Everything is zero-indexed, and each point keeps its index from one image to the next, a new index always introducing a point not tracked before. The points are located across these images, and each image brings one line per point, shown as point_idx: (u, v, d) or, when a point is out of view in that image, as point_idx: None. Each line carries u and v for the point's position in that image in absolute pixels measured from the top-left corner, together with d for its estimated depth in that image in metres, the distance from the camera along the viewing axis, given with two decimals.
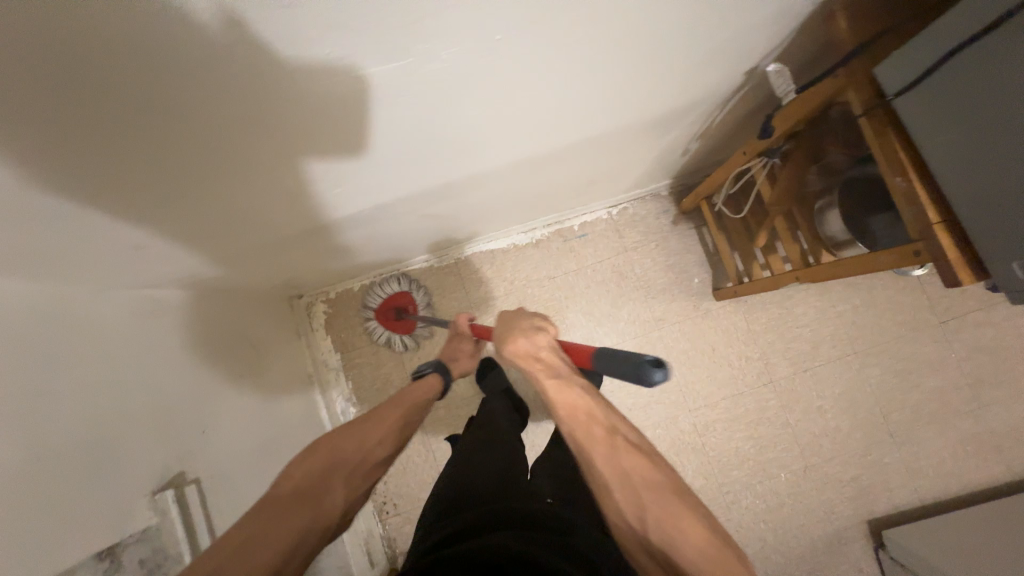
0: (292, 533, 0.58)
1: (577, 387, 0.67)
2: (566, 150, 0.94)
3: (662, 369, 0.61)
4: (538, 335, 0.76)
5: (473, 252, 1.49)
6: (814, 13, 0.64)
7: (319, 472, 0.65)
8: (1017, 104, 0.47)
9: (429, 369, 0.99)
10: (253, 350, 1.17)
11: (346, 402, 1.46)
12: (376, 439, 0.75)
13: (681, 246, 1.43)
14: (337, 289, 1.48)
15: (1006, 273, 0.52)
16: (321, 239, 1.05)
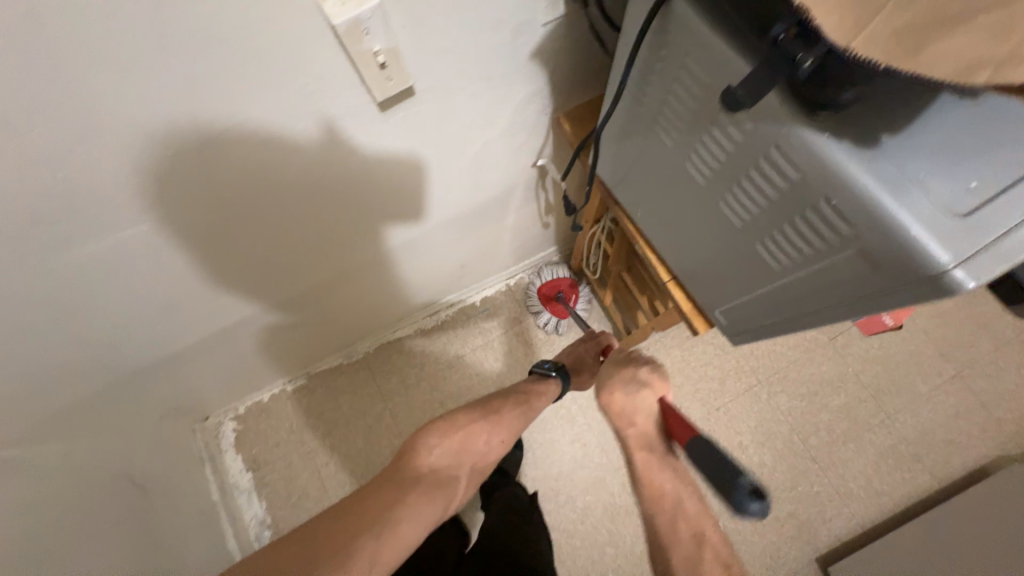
0: (442, 507, 0.72)
1: (669, 472, 0.73)
2: (497, 215, 1.04)
3: (758, 499, 0.56)
4: (640, 395, 0.82)
5: (382, 342, 1.51)
6: (549, 119, 0.79)
7: (455, 454, 0.78)
8: (650, 180, 0.57)
9: (554, 373, 1.01)
10: (138, 489, 1.08)
11: (262, 526, 1.37)
12: (499, 437, 0.85)
13: (577, 307, 1.51)
14: (246, 404, 1.45)
15: (718, 319, 0.62)
16: (307, 309, 1.10)
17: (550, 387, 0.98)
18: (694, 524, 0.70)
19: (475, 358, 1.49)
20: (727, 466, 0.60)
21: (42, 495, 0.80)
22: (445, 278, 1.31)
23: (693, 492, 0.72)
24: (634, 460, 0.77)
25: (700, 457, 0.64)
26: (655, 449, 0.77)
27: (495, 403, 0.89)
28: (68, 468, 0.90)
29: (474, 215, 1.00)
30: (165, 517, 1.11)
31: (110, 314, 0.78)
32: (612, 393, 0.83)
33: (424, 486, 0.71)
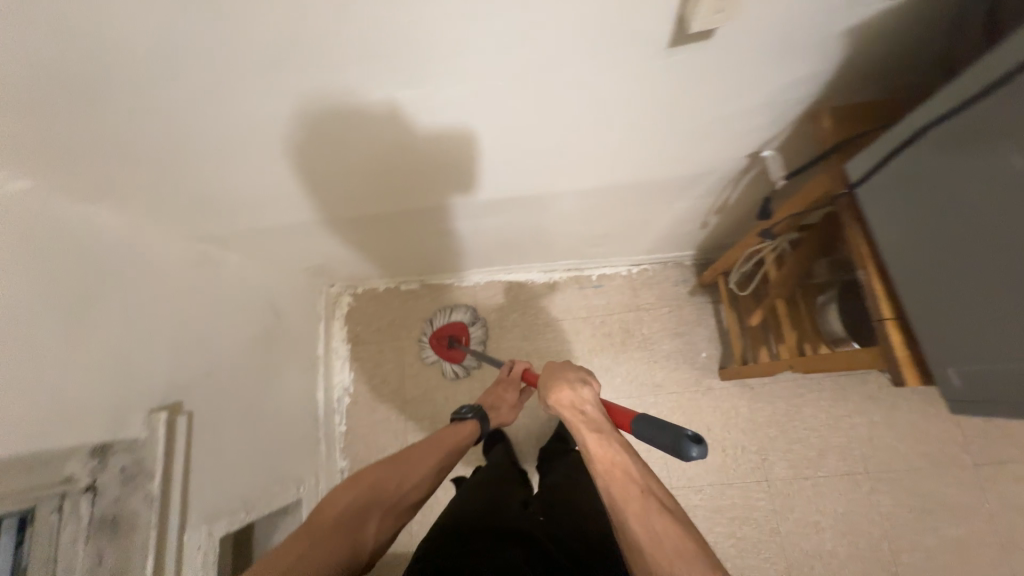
0: (341, 558, 0.68)
1: (615, 447, 0.72)
2: (670, 195, 0.98)
3: (699, 446, 0.64)
4: (584, 388, 0.80)
5: (493, 280, 1.56)
6: (804, 113, 0.68)
7: (362, 505, 0.75)
8: (948, 204, 0.51)
9: (470, 413, 1.00)
10: (273, 318, 1.28)
11: (344, 394, 1.53)
12: (411, 482, 0.83)
13: (694, 317, 1.44)
14: (365, 286, 1.61)
15: (947, 380, 0.57)
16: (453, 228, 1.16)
17: (459, 426, 0.97)
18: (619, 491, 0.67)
19: (572, 327, 1.49)
20: (669, 438, 0.67)
21: (180, 284, 0.97)
22: (581, 241, 1.29)
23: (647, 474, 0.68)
24: (582, 436, 0.75)
25: (644, 429, 0.70)
26: (603, 431, 0.75)
27: (402, 452, 0.87)
28: (226, 281, 1.10)
29: (648, 186, 0.93)
30: (281, 349, 1.30)
31: (296, 171, 0.82)
32: (557, 389, 0.80)
33: (322, 537, 0.69)
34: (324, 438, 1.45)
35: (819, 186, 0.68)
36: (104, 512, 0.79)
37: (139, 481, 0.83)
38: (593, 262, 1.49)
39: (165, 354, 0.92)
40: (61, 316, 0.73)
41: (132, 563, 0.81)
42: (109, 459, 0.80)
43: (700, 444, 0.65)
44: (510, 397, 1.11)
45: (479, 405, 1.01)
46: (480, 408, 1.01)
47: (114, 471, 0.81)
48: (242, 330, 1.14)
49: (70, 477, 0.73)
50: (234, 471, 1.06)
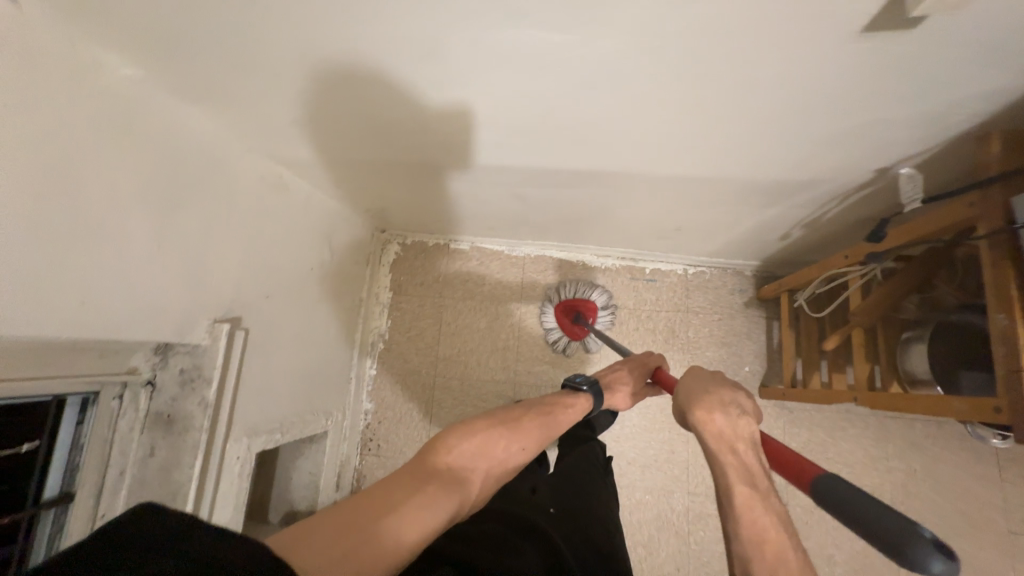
0: (438, 514, 0.57)
1: (776, 520, 0.51)
2: (764, 201, 0.92)
3: (941, 559, 0.40)
4: (743, 418, 0.63)
5: (544, 255, 1.53)
6: (963, 133, 0.63)
7: (476, 455, 0.66)
8: None
9: (586, 389, 0.93)
10: (327, 253, 1.28)
11: (379, 340, 1.54)
12: (518, 448, 0.73)
13: (744, 329, 1.40)
14: (415, 238, 1.59)
15: None
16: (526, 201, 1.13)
17: (570, 402, 0.89)
18: (769, 560, 0.48)
19: (616, 316, 1.46)
20: (886, 529, 0.43)
21: (252, 201, 0.96)
22: (649, 233, 1.24)
23: (788, 533, 0.50)
24: (731, 493, 0.54)
25: (829, 495, 0.49)
26: (758, 486, 0.55)
27: (512, 411, 0.77)
28: (292, 207, 1.10)
29: (746, 187, 0.88)
30: (329, 288, 1.30)
31: (398, 120, 0.79)
32: (707, 410, 0.64)
33: (432, 489, 0.58)
34: (353, 379, 1.47)
35: (978, 219, 0.63)
36: (158, 410, 0.85)
37: (194, 386, 0.86)
38: (651, 255, 1.44)
39: (232, 267, 0.92)
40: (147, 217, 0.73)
41: (179, 460, 0.83)
42: (171, 358, 0.86)
43: (948, 558, 0.41)
44: (625, 386, 0.99)
45: (597, 381, 0.94)
46: (598, 385, 0.93)
47: (174, 370, 0.86)
48: (300, 259, 1.15)
49: (133, 369, 0.83)
50: (275, 397, 1.08)
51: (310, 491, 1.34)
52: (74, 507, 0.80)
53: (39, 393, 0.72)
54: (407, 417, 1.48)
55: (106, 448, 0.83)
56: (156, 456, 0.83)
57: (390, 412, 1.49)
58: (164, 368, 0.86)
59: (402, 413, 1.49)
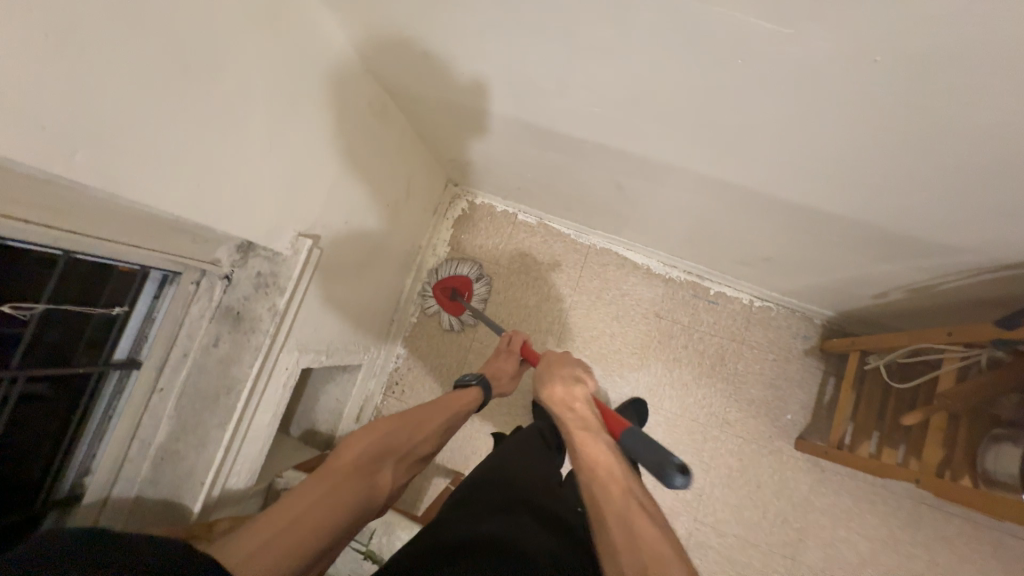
0: (346, 504, 0.67)
1: (603, 448, 0.71)
2: (882, 252, 0.86)
3: (683, 475, 0.62)
4: (577, 384, 0.86)
5: (609, 250, 1.49)
6: None
7: (376, 451, 0.77)
8: None
9: (475, 380, 1.03)
10: (403, 193, 1.27)
11: (425, 291, 1.54)
12: (421, 438, 0.85)
13: (796, 377, 1.34)
14: (484, 200, 1.56)
15: None
16: (618, 194, 1.09)
17: (462, 394, 0.99)
18: (604, 490, 0.63)
19: (667, 330, 1.42)
20: (656, 459, 0.66)
21: (355, 123, 0.95)
22: (732, 256, 1.18)
23: (614, 453, 0.70)
24: (571, 433, 0.75)
25: (634, 440, 0.71)
26: (591, 428, 0.76)
27: (409, 410, 0.87)
28: (386, 139, 1.08)
29: (873, 235, 0.81)
30: (396, 227, 1.30)
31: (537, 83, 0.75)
32: (551, 385, 0.87)
33: (338, 481, 0.69)
34: (394, 321, 1.48)
35: None
36: (229, 305, 0.87)
37: (267, 291, 0.87)
38: (720, 277, 1.38)
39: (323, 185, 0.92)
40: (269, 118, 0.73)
41: (240, 357, 0.85)
42: (251, 258, 0.87)
43: (686, 473, 0.62)
44: (507, 364, 1.13)
45: (484, 375, 1.04)
46: (484, 378, 1.04)
47: (252, 270, 0.87)
48: (380, 192, 1.14)
49: (215, 261, 0.84)
50: (328, 320, 1.10)
51: (332, 416, 1.38)
52: (138, 374, 0.83)
53: (136, 261, 0.75)
54: (434, 372, 1.49)
55: (176, 328, 0.86)
56: (219, 348, 0.86)
57: (420, 363, 1.50)
58: (243, 267, 0.87)
59: (431, 366, 1.50)
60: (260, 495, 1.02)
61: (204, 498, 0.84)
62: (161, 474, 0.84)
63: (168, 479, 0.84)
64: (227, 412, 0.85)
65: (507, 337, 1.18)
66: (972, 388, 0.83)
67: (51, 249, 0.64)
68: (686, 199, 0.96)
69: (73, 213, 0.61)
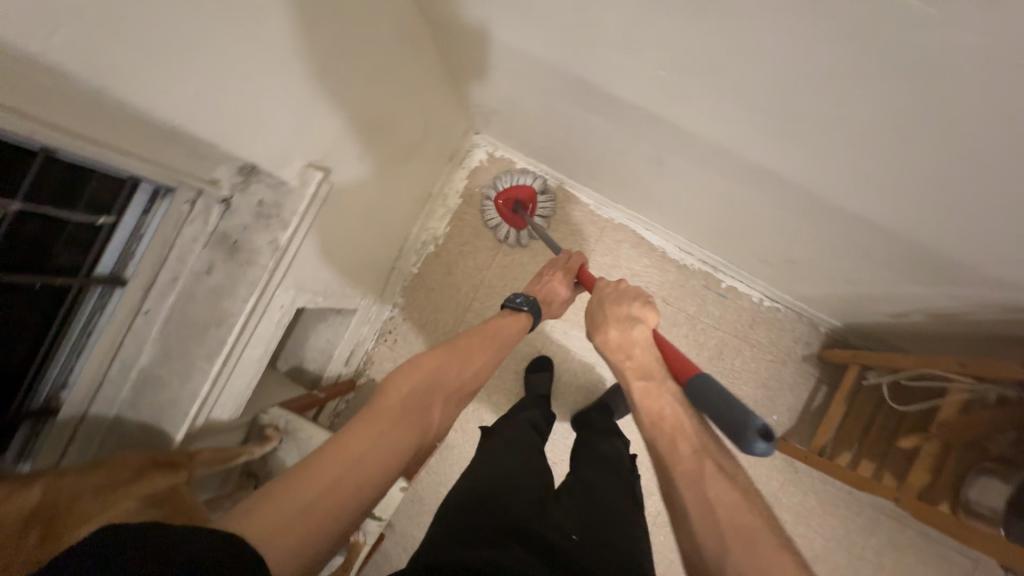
0: (399, 441, 0.68)
1: (666, 400, 0.74)
2: (921, 274, 0.82)
3: (763, 442, 0.62)
4: (636, 329, 0.84)
5: (627, 226, 1.43)
6: None
7: (426, 387, 0.76)
8: None
9: (526, 306, 0.99)
10: (422, 134, 1.17)
11: (430, 242, 1.47)
12: (467, 371, 0.85)
13: (788, 380, 1.35)
14: (504, 154, 1.46)
15: None
16: (654, 170, 1.01)
17: (508, 320, 0.98)
18: (671, 442, 0.68)
19: (672, 317, 1.39)
20: (737, 422, 0.65)
21: (382, 46, 0.84)
22: (756, 253, 1.14)
23: (678, 407, 0.72)
24: (631, 386, 0.78)
25: (701, 395, 0.71)
26: (653, 376, 0.77)
27: (458, 343, 0.87)
28: (413, 70, 0.97)
29: (919, 255, 0.77)
30: (409, 170, 1.20)
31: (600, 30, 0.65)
32: (604, 331, 0.87)
33: (391, 420, 0.69)
34: (394, 269, 1.42)
35: None
36: (225, 232, 0.80)
37: (268, 223, 0.80)
38: (736, 271, 1.34)
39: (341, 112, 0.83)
40: (289, 24, 0.63)
41: (233, 289, 0.80)
42: (254, 183, 0.79)
43: (768, 441, 0.63)
44: (562, 290, 1.05)
45: (532, 300, 1.00)
46: (533, 301, 1.00)
47: (254, 196, 0.80)
48: (398, 130, 1.05)
49: (213, 182, 0.77)
50: (329, 260, 1.04)
51: (321, 356, 1.34)
52: (121, 292, 0.78)
53: (124, 170, 0.67)
54: (430, 326, 1.45)
55: (164, 249, 0.79)
56: (211, 276, 0.80)
57: (417, 316, 1.46)
58: (243, 193, 0.80)
59: (427, 320, 1.46)
60: (243, 430, 1.00)
61: (187, 428, 0.81)
62: (142, 398, 0.80)
63: (150, 405, 0.80)
64: (217, 345, 0.80)
65: (568, 256, 1.11)
66: (974, 422, 0.84)
67: (29, 143, 0.56)
68: (726, 187, 0.90)
69: (55, 103, 0.52)
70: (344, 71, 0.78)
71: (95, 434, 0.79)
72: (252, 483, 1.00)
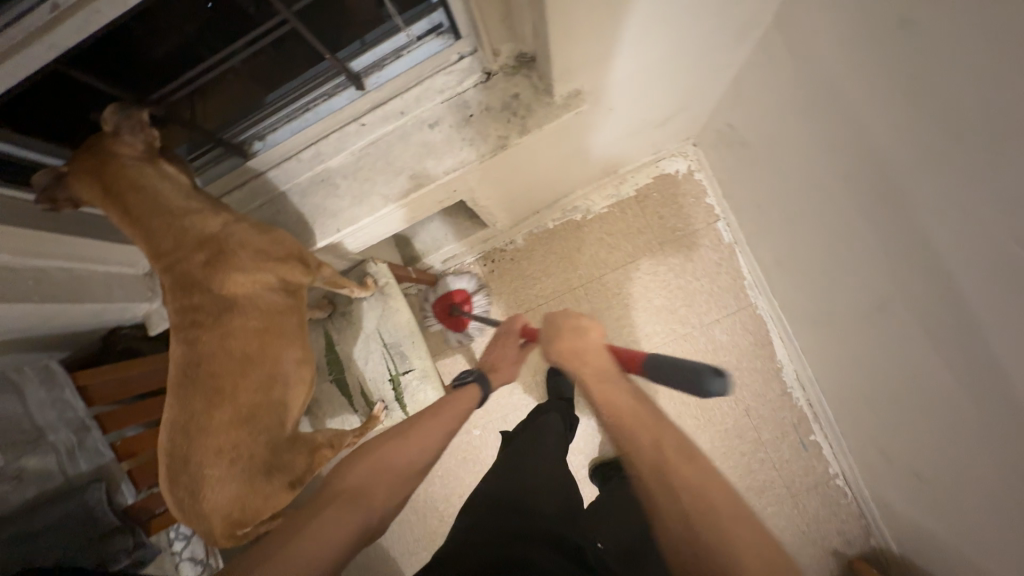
0: (328, 547, 0.56)
1: (627, 395, 0.64)
2: None
3: (719, 373, 0.65)
4: (567, 333, 0.74)
5: (764, 323, 1.32)
6: None
7: (363, 481, 0.64)
8: None
9: (472, 378, 0.81)
10: (659, 117, 1.10)
11: (582, 211, 1.41)
12: (420, 448, 0.69)
13: (802, 557, 1.26)
14: (704, 181, 1.36)
15: None
16: (857, 304, 0.91)
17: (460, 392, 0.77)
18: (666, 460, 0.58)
19: (742, 427, 1.31)
20: (689, 372, 0.67)
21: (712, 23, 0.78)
22: (881, 440, 1.04)
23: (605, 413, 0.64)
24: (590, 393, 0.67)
25: (661, 368, 0.69)
26: (609, 375, 0.68)
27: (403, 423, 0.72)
28: (709, 59, 0.90)
29: None
30: (623, 142, 1.14)
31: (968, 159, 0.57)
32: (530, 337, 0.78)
33: (316, 525, 0.58)
34: (536, 214, 1.38)
35: None
36: (468, 103, 0.78)
37: (509, 120, 0.77)
38: (837, 436, 1.23)
39: (635, 59, 0.78)
40: None
41: (441, 156, 0.79)
42: (521, 75, 0.77)
43: (723, 375, 0.65)
44: (510, 353, 0.89)
45: (479, 372, 0.82)
46: (480, 375, 0.81)
47: (514, 88, 0.77)
48: (650, 102, 0.99)
49: (492, 53, 0.74)
50: (507, 176, 1.01)
51: (432, 242, 1.39)
52: (355, 93, 0.78)
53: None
54: (529, 280, 1.41)
55: (412, 82, 0.77)
56: (432, 131, 0.79)
57: (524, 264, 1.42)
58: (506, 78, 0.77)
59: (530, 274, 1.42)
60: (350, 263, 1.03)
61: (331, 240, 0.83)
62: (312, 192, 0.83)
63: (314, 202, 0.83)
64: (397, 192, 0.81)
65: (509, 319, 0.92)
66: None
67: None
68: (929, 377, 0.79)
69: None
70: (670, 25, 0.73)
71: (258, 195, 0.84)
72: (329, 309, 1.06)
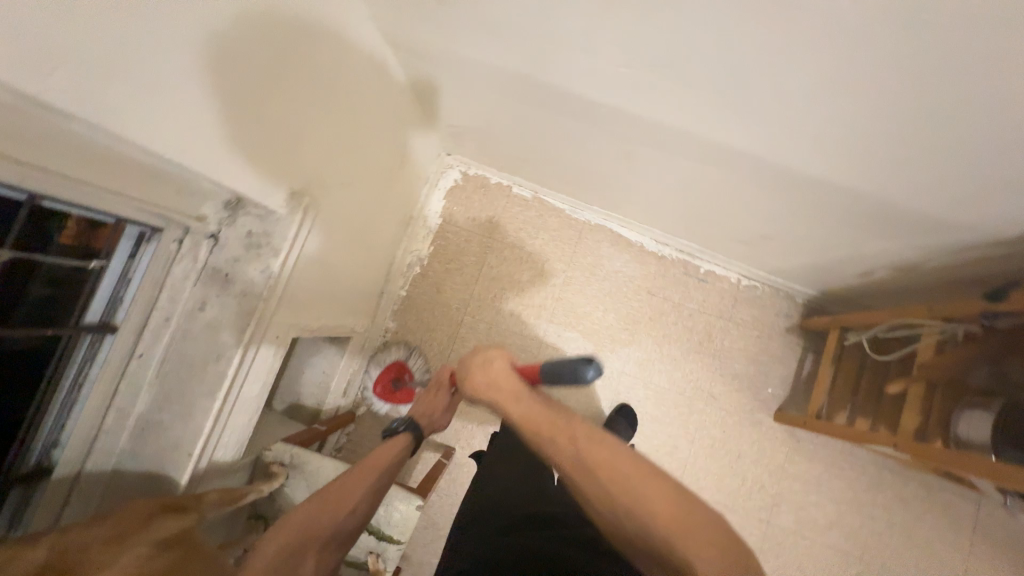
0: None
1: (538, 405, 0.77)
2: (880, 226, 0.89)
3: (591, 366, 0.74)
4: (494, 361, 0.86)
5: (604, 227, 1.49)
6: None
7: (299, 538, 0.77)
8: None
9: (402, 428, 1.05)
10: (398, 159, 1.21)
11: (417, 263, 1.48)
12: (349, 504, 0.86)
13: (775, 352, 1.42)
14: (479, 171, 1.51)
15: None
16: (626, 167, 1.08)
17: (381, 451, 0.98)
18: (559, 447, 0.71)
19: (660, 308, 1.44)
20: (564, 366, 0.77)
21: (354, 81, 0.89)
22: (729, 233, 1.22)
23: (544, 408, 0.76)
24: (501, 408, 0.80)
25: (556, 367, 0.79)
26: (519, 393, 0.80)
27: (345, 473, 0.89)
28: (384, 102, 1.02)
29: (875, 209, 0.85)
30: (390, 193, 1.23)
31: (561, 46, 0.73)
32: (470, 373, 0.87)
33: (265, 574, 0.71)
34: (383, 294, 1.42)
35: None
36: (217, 266, 0.80)
37: (259, 252, 0.81)
38: (713, 255, 1.41)
39: (322, 142, 0.86)
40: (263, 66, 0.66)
41: (229, 322, 0.80)
42: (239, 217, 0.81)
43: (592, 363, 0.75)
44: (441, 399, 1.13)
45: (411, 423, 1.06)
46: (411, 424, 1.06)
47: (241, 229, 0.81)
48: (375, 155, 1.09)
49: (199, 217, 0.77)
50: (318, 291, 1.03)
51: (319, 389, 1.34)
52: (112, 338, 0.76)
53: (107, 212, 0.67)
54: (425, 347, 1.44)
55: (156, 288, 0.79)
56: (205, 311, 0.80)
57: (411, 338, 1.45)
58: (230, 228, 0.81)
59: (422, 341, 1.45)
60: (248, 469, 0.97)
61: (191, 469, 0.79)
62: (143, 445, 0.78)
63: (153, 451, 0.78)
64: (216, 380, 0.79)
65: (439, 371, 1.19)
66: (952, 359, 0.94)
67: (10, 190, 0.57)
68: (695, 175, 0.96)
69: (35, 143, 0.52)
70: (319, 102, 0.80)
71: (93, 493, 0.76)
72: (263, 524, 0.97)
